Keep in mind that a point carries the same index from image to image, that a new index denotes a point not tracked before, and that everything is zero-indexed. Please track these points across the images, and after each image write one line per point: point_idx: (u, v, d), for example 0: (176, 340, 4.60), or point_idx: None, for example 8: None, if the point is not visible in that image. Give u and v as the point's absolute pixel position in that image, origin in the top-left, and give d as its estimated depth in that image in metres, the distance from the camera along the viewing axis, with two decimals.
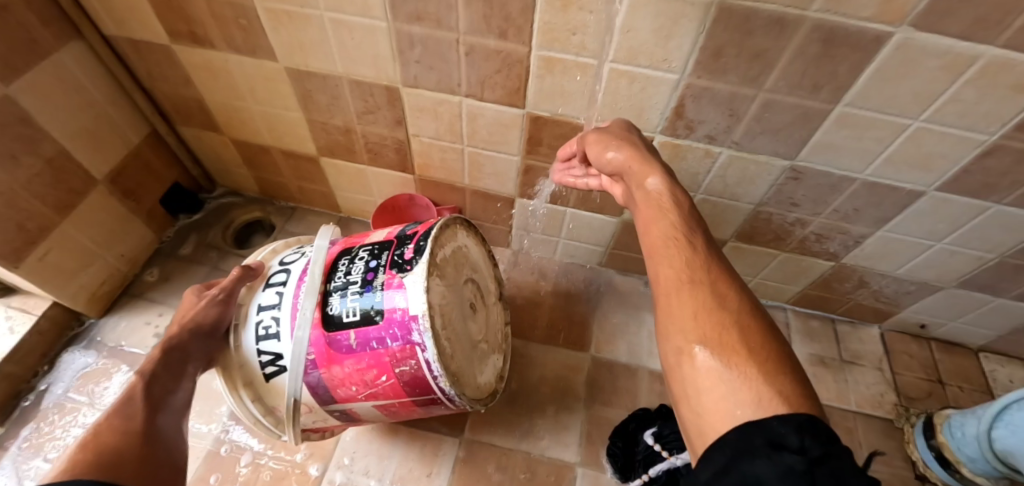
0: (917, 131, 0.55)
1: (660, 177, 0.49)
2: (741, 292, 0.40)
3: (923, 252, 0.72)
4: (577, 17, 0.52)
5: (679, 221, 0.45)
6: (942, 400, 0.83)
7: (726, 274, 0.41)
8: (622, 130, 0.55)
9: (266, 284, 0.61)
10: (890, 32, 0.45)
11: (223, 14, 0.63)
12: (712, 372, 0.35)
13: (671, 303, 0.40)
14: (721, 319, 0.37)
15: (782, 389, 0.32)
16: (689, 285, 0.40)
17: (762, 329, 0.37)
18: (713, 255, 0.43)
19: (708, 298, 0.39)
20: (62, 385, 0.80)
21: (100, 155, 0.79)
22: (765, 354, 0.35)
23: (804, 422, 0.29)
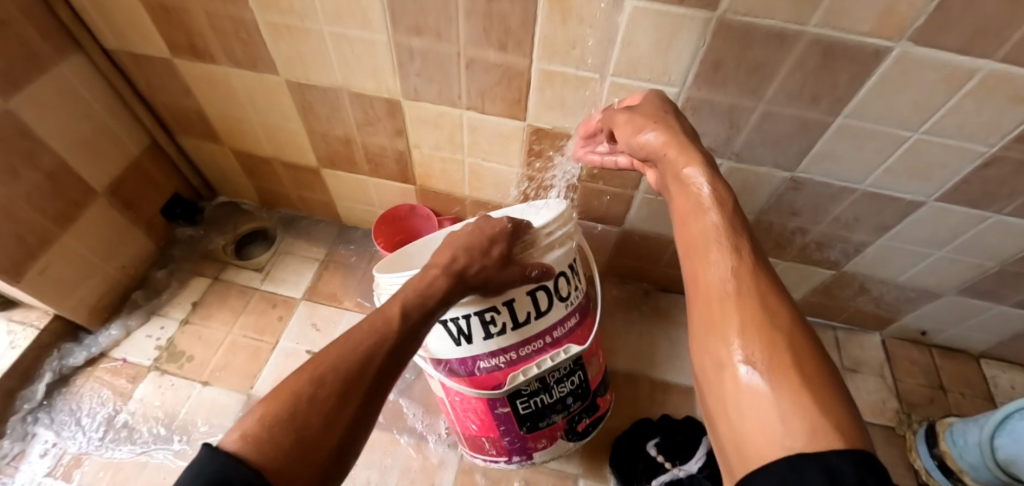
0: (916, 142, 0.55)
1: (703, 164, 0.44)
2: (793, 309, 0.35)
3: (923, 260, 0.72)
4: (576, 30, 0.52)
5: (723, 218, 0.40)
6: (944, 407, 0.83)
7: (775, 285, 0.37)
8: (655, 106, 0.50)
9: (548, 288, 0.55)
10: (887, 46, 0.45)
11: (222, 28, 0.64)
12: (757, 393, 0.31)
13: (714, 313, 0.36)
14: (772, 338, 0.33)
15: (838, 420, 0.28)
16: (735, 293, 0.36)
17: (817, 352, 0.33)
18: (762, 262, 0.38)
19: (755, 311, 0.35)
20: (62, 398, 0.80)
21: (100, 167, 0.79)
22: (819, 380, 0.30)
23: (866, 459, 0.24)
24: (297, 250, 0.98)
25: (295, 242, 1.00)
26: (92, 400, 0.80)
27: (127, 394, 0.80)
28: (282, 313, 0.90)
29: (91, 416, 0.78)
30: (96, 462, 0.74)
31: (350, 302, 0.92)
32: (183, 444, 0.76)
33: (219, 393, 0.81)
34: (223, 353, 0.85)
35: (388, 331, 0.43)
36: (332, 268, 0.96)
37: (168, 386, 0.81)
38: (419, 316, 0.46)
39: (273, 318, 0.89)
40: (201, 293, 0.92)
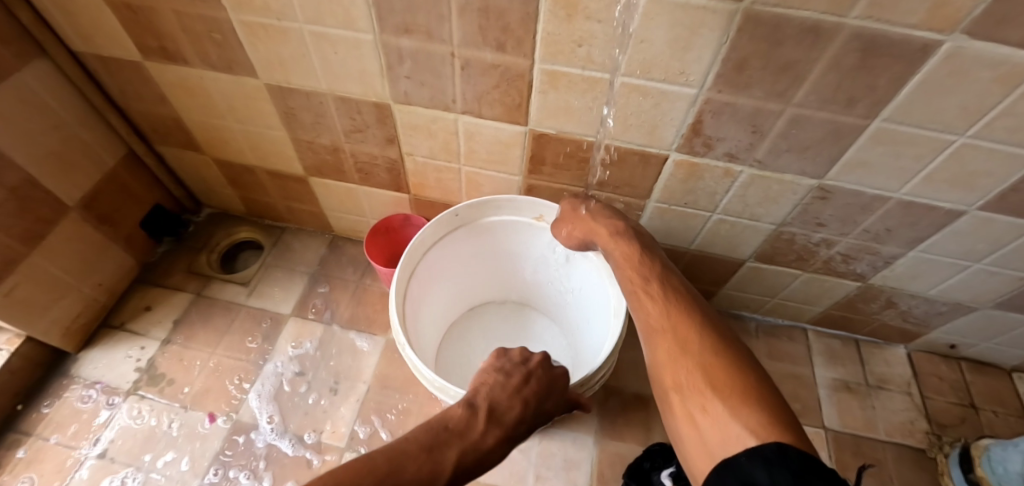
0: (961, 147, 0.49)
1: (620, 237, 0.56)
2: (705, 328, 0.43)
3: (958, 273, 0.66)
4: (583, 27, 0.46)
5: (638, 277, 0.52)
6: (977, 428, 0.77)
7: (686, 311, 0.45)
8: (570, 206, 0.63)
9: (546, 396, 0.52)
10: (939, 40, 0.39)
11: (194, 29, 0.58)
12: (686, 415, 0.37)
13: (648, 353, 0.45)
14: (687, 363, 0.40)
15: (749, 421, 0.33)
16: (657, 332, 0.45)
17: (728, 361, 0.39)
18: (677, 297, 0.47)
19: (671, 344, 0.42)
20: (34, 429, 0.74)
21: (70, 180, 0.73)
22: (729, 387, 0.36)
23: (769, 454, 0.30)
24: (286, 263, 0.93)
25: (283, 254, 0.94)
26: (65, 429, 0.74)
27: (102, 420, 0.75)
28: (267, 330, 0.85)
29: (65, 446, 0.73)
30: None
31: (343, 319, 0.87)
32: (163, 476, 0.70)
33: (202, 419, 0.76)
34: (205, 376, 0.80)
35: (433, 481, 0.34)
36: (323, 283, 0.91)
37: (148, 411, 0.76)
38: (468, 469, 0.37)
39: (260, 337, 0.84)
40: (182, 310, 0.87)
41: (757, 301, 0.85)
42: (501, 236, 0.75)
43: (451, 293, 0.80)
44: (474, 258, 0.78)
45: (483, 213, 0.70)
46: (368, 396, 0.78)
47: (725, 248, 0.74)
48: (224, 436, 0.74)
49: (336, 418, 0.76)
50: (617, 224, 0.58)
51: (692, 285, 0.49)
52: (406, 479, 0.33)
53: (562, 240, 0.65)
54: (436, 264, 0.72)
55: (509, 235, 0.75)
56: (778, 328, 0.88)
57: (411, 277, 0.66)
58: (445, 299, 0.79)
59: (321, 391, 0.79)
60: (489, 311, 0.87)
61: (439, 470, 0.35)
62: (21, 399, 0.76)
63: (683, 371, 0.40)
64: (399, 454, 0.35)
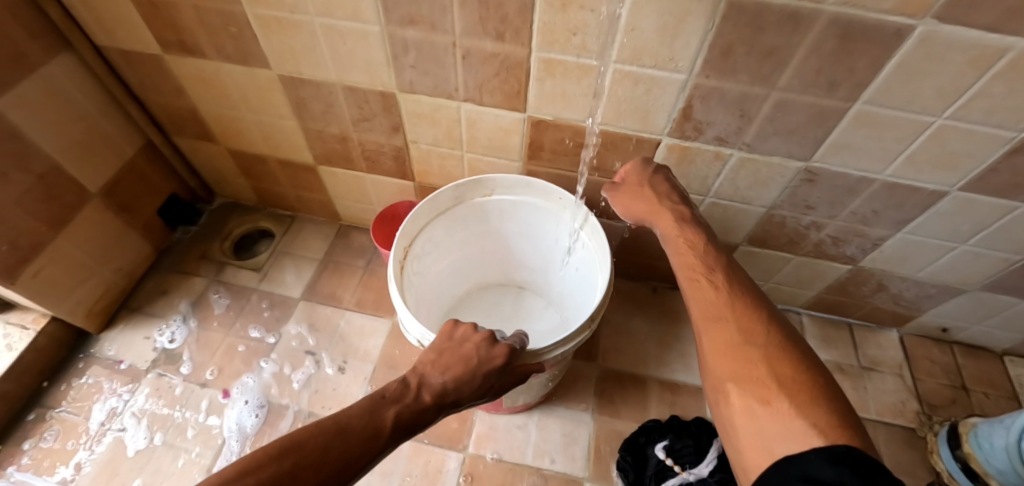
0: (940, 128, 0.51)
1: (683, 225, 0.55)
2: (770, 324, 0.42)
3: (945, 255, 0.68)
4: (577, 16, 0.49)
5: (701, 265, 0.50)
6: (967, 408, 0.79)
7: (751, 306, 0.44)
8: (637, 180, 0.60)
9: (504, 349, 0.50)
10: (912, 25, 0.42)
11: (211, 23, 0.62)
12: (744, 407, 0.37)
13: (703, 340, 0.45)
14: (753, 356, 0.40)
15: (816, 421, 0.33)
16: (717, 319, 0.44)
17: (797, 362, 0.39)
18: (743, 291, 0.47)
19: (733, 336, 0.42)
20: (57, 404, 0.78)
21: (93, 169, 0.77)
22: (797, 387, 0.36)
23: (840, 455, 0.29)
24: (296, 250, 0.96)
25: (294, 241, 0.98)
26: (86, 404, 0.78)
27: (121, 397, 0.79)
28: (279, 313, 0.88)
29: (85, 420, 0.76)
30: (94, 466, 0.72)
31: (351, 302, 0.90)
32: (180, 447, 0.74)
33: (217, 396, 0.79)
34: (219, 356, 0.83)
35: (375, 437, 0.38)
36: (332, 269, 0.94)
37: (166, 389, 0.80)
38: (407, 426, 0.41)
39: (271, 319, 0.88)
40: (199, 294, 0.91)
41: None
42: (500, 217, 0.78)
43: (448, 270, 0.82)
44: (473, 237, 0.80)
45: (482, 192, 0.73)
46: (374, 376, 0.81)
47: (720, 232, 0.77)
48: (235, 414, 0.77)
49: (343, 395, 0.79)
50: (681, 211, 0.56)
51: (758, 283, 0.48)
52: (350, 430, 0.37)
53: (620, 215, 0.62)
54: (435, 241, 0.74)
55: (506, 214, 0.77)
56: None
57: (410, 246, 0.69)
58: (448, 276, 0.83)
59: (330, 369, 0.82)
60: (488, 291, 0.91)
61: (381, 423, 0.39)
62: (46, 377, 0.80)
63: (745, 364, 0.40)
64: (349, 415, 0.39)
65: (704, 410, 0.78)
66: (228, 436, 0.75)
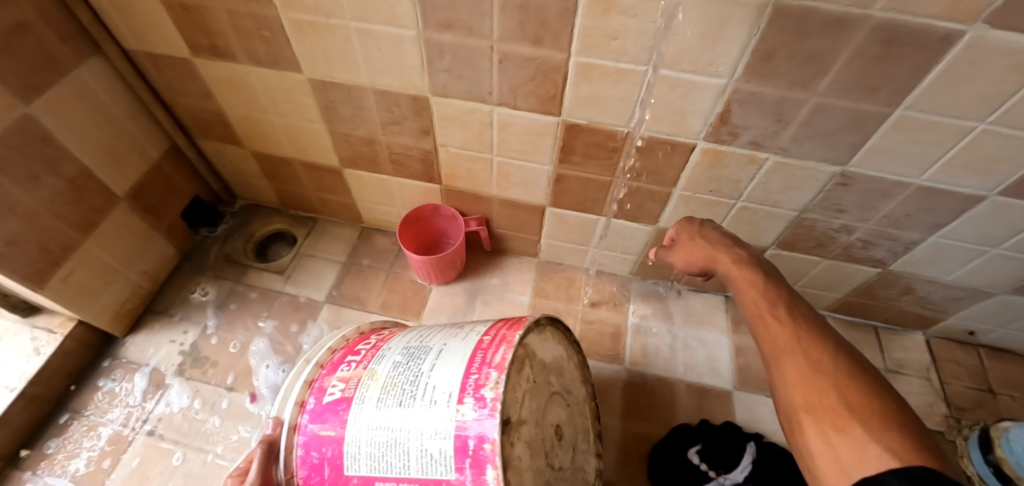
0: (981, 133, 0.51)
1: (741, 266, 0.56)
2: (837, 354, 0.44)
3: (976, 258, 0.68)
4: (618, 21, 0.49)
5: (762, 300, 0.52)
6: (994, 411, 0.79)
7: (818, 336, 0.47)
8: (689, 234, 0.65)
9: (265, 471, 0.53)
10: (960, 30, 0.42)
11: (244, 27, 0.62)
12: (820, 437, 0.39)
13: (775, 373, 0.47)
14: (823, 383, 0.42)
15: (890, 444, 0.35)
16: (784, 352, 0.47)
17: (868, 387, 0.41)
18: (808, 323, 0.48)
19: (802, 366, 0.44)
20: (85, 407, 0.78)
21: (120, 172, 0.77)
22: (868, 412, 0.38)
23: (918, 476, 0.31)
24: (318, 253, 0.96)
25: (316, 244, 0.98)
26: (113, 408, 0.78)
27: (148, 400, 0.79)
28: (305, 315, 0.88)
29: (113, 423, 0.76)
30: (125, 470, 0.72)
31: (375, 305, 0.90)
32: (210, 451, 0.74)
33: (245, 399, 0.79)
34: (246, 359, 0.83)
35: None
36: (355, 272, 0.94)
37: (193, 393, 0.79)
38: None
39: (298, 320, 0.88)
40: (222, 297, 0.91)
41: None
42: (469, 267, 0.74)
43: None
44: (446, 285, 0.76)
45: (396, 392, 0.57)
46: None
47: (748, 235, 0.77)
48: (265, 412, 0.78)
49: None
50: (738, 252, 0.58)
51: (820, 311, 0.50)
52: None
53: (682, 268, 0.67)
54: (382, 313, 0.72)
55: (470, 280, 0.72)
56: None
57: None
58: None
59: None
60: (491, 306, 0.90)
61: None
62: (74, 380, 0.81)
63: (814, 391, 0.42)
64: None
65: (731, 413, 0.78)
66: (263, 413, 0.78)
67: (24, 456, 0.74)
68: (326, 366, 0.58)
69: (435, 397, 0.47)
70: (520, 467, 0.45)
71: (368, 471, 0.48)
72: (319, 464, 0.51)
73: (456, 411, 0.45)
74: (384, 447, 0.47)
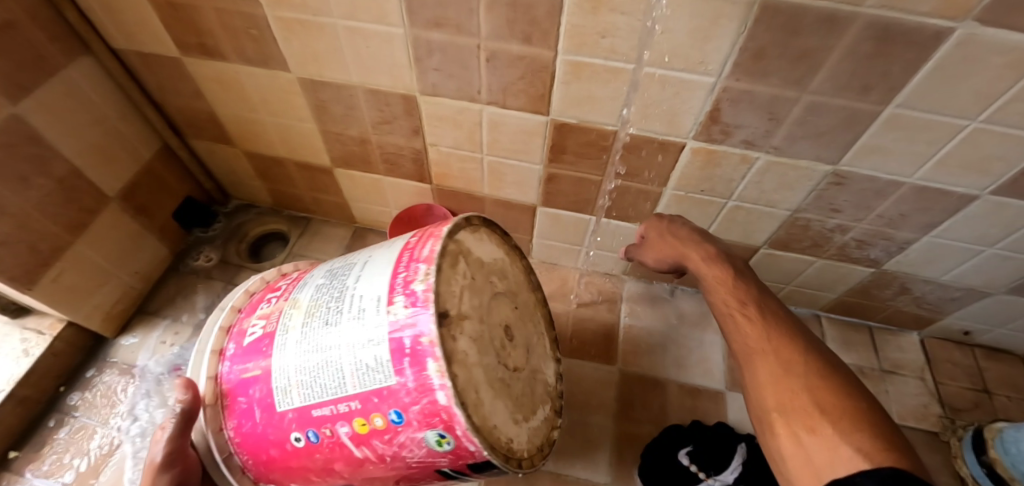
0: (974, 132, 0.51)
1: (712, 262, 0.60)
2: (808, 355, 0.49)
3: (971, 258, 0.68)
4: (607, 19, 0.49)
5: (734, 300, 0.56)
6: (990, 412, 0.79)
7: (789, 338, 0.51)
8: (658, 232, 0.65)
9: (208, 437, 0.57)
10: (951, 27, 0.41)
11: (233, 25, 0.61)
12: (794, 436, 0.44)
13: (748, 374, 0.51)
14: (796, 386, 0.47)
15: (859, 444, 0.39)
16: (758, 353, 0.51)
17: (837, 387, 0.46)
18: (777, 322, 0.53)
19: (776, 368, 0.49)
20: (75, 408, 0.78)
21: (111, 172, 0.77)
22: (838, 414, 0.43)
23: (886, 476, 0.35)
24: (312, 252, 0.96)
25: (309, 244, 0.97)
26: (104, 409, 0.78)
27: (139, 401, 0.78)
28: None
29: (103, 424, 0.76)
30: (114, 471, 0.72)
31: None
32: None
33: None
34: None
35: None
36: None
37: None
38: None
39: None
40: (215, 297, 0.90)
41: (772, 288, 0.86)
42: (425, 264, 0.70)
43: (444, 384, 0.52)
44: None
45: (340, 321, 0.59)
46: None
47: (742, 234, 0.76)
48: None
49: None
50: (707, 248, 0.62)
51: (789, 311, 0.54)
52: None
53: (652, 264, 0.67)
54: None
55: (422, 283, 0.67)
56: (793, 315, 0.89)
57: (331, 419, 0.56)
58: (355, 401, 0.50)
59: None
60: None
61: None
62: (64, 381, 0.80)
63: (789, 394, 0.46)
64: None
65: (724, 414, 0.78)
66: None
67: (13, 457, 0.73)
68: (244, 309, 0.60)
69: (362, 305, 0.47)
70: (467, 363, 0.45)
71: (302, 401, 0.49)
72: (248, 409, 0.53)
73: (388, 312, 0.45)
74: (315, 372, 0.48)
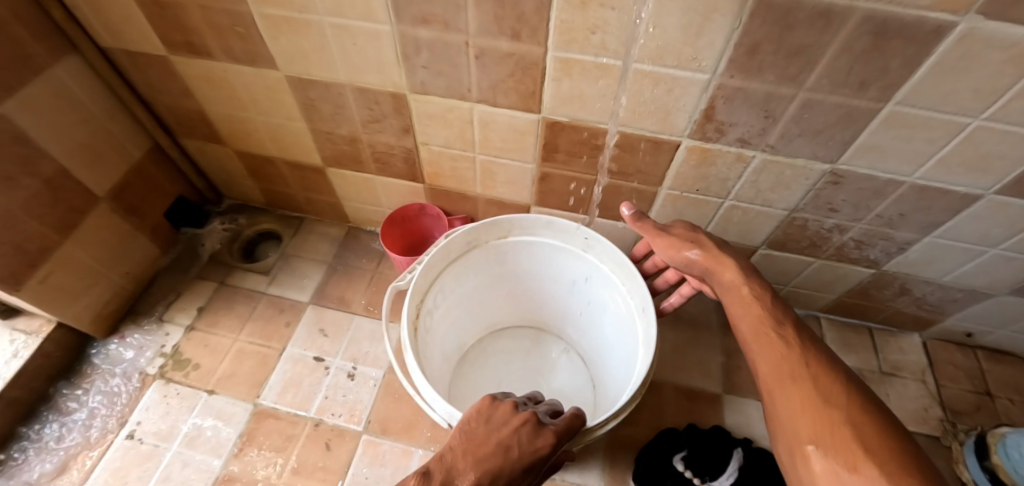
0: (976, 130, 0.49)
1: (748, 275, 0.56)
2: (847, 384, 0.44)
3: (973, 259, 0.66)
4: (597, 14, 0.47)
5: (769, 319, 0.51)
6: (992, 415, 0.77)
7: (824, 364, 0.46)
8: (687, 232, 0.61)
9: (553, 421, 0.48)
10: (952, 21, 0.39)
11: (219, 23, 0.60)
12: (832, 472, 0.38)
13: (780, 402, 0.46)
14: (834, 416, 0.41)
15: None
16: (794, 378, 0.46)
17: (883, 426, 0.40)
18: (815, 352, 0.48)
19: (812, 396, 0.44)
20: (65, 409, 0.77)
21: (100, 172, 0.76)
22: (884, 451, 0.37)
23: None
24: (306, 253, 0.95)
25: (303, 244, 0.97)
26: (93, 411, 0.77)
27: (128, 403, 0.78)
28: (290, 316, 0.87)
29: (93, 426, 0.75)
30: (101, 476, 0.71)
31: (359, 306, 0.88)
32: (189, 455, 0.73)
33: (226, 402, 0.78)
34: (229, 361, 0.82)
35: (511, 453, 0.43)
36: (341, 272, 0.93)
37: (174, 395, 0.78)
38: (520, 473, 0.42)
39: (282, 322, 0.86)
40: (205, 299, 0.89)
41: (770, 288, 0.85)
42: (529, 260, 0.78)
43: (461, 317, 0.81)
44: (491, 273, 0.79)
45: (498, 234, 0.73)
46: (385, 380, 0.80)
47: (738, 235, 0.75)
48: (246, 417, 0.76)
49: (359, 399, 0.78)
50: (741, 261, 0.58)
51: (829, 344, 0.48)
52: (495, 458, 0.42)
53: (667, 259, 0.61)
54: (450, 286, 0.74)
55: (522, 254, 0.77)
56: None
57: (423, 296, 0.68)
58: (441, 322, 0.76)
59: (340, 375, 0.80)
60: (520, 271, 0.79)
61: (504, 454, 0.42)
62: (53, 382, 0.80)
63: (826, 425, 0.41)
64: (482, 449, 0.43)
65: (720, 417, 0.76)
66: (245, 415, 0.77)
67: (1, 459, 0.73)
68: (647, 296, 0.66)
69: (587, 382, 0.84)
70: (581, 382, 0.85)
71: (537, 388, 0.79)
72: None
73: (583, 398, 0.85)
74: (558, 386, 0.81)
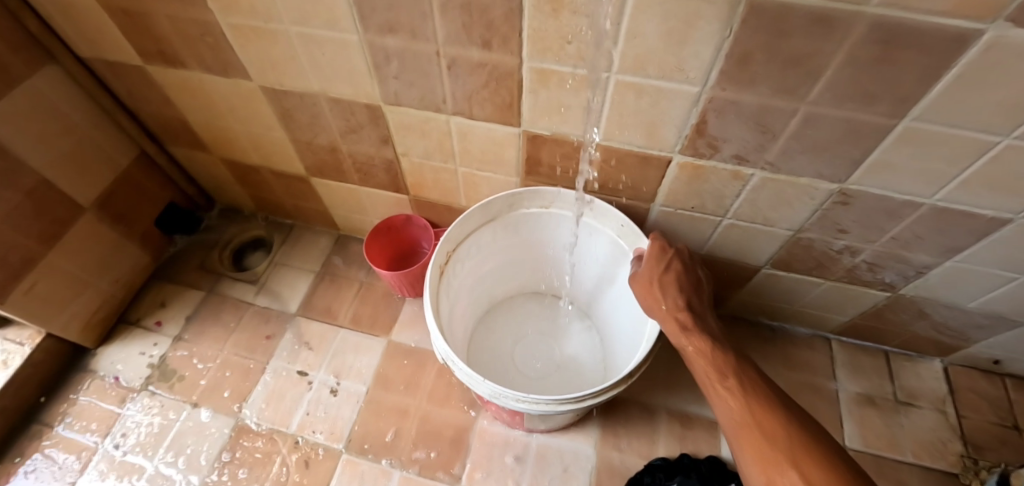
0: (1006, 150, 0.43)
1: (688, 330, 0.56)
2: (788, 422, 0.49)
3: (1001, 285, 0.60)
4: (570, 22, 0.43)
5: (712, 371, 0.54)
6: (1020, 452, 0.70)
7: (769, 407, 0.50)
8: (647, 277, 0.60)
9: None
10: (977, 30, 0.33)
11: (187, 32, 0.58)
12: None
13: (737, 449, 0.50)
14: (780, 458, 0.46)
15: None
16: (745, 427, 0.49)
17: (820, 459, 0.45)
18: (757, 393, 0.52)
19: (760, 441, 0.48)
20: (55, 419, 0.78)
21: (84, 182, 0.75)
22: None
23: None
24: (295, 261, 0.94)
25: (292, 252, 0.95)
26: (81, 422, 0.77)
27: (114, 415, 0.78)
28: (277, 328, 0.86)
29: (80, 437, 0.76)
30: None
31: (346, 318, 0.87)
32: (170, 470, 0.73)
33: (208, 416, 0.77)
34: (215, 373, 0.81)
35: None
36: (329, 282, 0.91)
37: (159, 407, 0.78)
38: None
39: (269, 333, 0.86)
40: (194, 307, 0.89)
41: (775, 307, 0.80)
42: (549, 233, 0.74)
43: (490, 274, 0.79)
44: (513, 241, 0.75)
45: (538, 203, 0.69)
46: (367, 396, 0.78)
47: (738, 253, 0.70)
48: (227, 431, 0.76)
49: (341, 415, 0.76)
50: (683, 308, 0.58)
51: (769, 379, 0.53)
52: None
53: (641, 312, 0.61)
54: (477, 247, 0.71)
55: (543, 228, 0.73)
56: (799, 337, 0.82)
57: (455, 248, 0.67)
58: (464, 283, 0.73)
59: (323, 389, 0.79)
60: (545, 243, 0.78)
61: None
62: (44, 392, 0.80)
63: (774, 469, 0.45)
64: None
65: (716, 446, 0.72)
66: (226, 430, 0.76)
67: None
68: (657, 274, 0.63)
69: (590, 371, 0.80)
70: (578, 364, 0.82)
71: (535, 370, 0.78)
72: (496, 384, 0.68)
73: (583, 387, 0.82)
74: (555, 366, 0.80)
